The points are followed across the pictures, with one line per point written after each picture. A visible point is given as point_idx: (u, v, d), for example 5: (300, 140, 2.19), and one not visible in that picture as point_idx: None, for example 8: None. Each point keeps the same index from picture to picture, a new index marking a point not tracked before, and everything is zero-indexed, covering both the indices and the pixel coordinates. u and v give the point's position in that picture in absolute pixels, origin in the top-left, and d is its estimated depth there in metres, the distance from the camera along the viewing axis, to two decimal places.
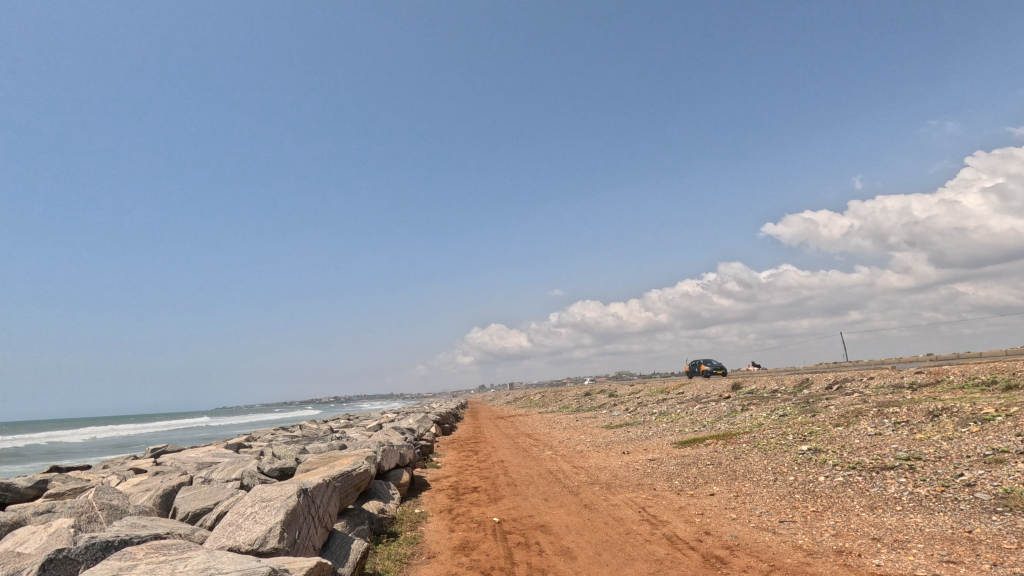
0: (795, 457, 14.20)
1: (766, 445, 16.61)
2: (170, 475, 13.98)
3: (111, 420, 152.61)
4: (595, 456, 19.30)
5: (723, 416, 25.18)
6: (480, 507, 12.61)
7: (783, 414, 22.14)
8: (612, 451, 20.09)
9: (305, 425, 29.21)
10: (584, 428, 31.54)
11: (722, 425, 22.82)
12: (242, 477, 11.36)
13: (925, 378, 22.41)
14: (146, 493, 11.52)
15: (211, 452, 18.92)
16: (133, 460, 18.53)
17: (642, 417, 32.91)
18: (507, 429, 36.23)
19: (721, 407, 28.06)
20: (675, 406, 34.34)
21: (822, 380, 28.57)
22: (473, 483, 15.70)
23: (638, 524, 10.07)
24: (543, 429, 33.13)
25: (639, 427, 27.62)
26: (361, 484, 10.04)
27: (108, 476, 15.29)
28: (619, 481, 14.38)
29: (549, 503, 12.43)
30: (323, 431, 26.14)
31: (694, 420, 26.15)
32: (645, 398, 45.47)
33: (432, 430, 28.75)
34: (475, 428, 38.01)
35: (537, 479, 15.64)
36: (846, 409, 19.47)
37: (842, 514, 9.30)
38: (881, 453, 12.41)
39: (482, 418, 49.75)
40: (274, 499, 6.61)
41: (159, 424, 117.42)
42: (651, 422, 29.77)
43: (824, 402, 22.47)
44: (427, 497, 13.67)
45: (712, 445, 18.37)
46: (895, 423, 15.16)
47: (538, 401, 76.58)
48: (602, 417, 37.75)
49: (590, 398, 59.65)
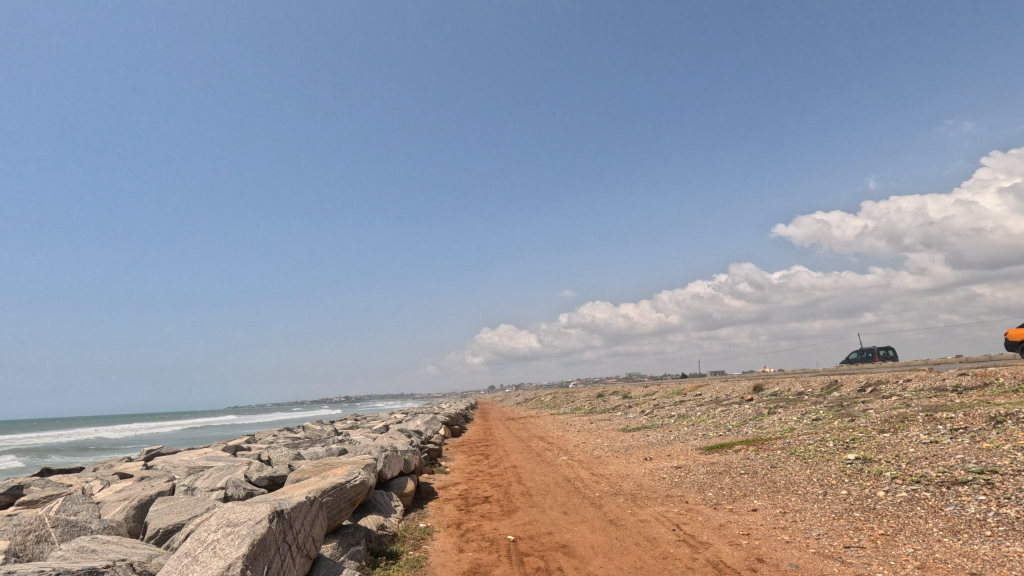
0: (842, 467, 12.75)
1: (805, 452, 15.15)
2: (154, 481, 12.86)
3: (122, 419, 153.29)
4: (615, 463, 17.93)
5: (749, 420, 23.67)
6: (493, 521, 11.32)
7: (817, 418, 20.61)
8: (633, 458, 18.69)
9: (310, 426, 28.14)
10: (599, 431, 30.13)
11: (750, 429, 21.34)
12: (227, 487, 10.18)
13: (971, 380, 20.77)
14: (121, 503, 10.39)
15: (205, 456, 17.81)
16: (122, 462, 17.47)
17: (660, 420, 31.41)
18: (518, 431, 34.90)
19: (745, 410, 26.53)
20: (694, 409, 32.80)
21: (853, 382, 26.98)
22: (484, 492, 14.41)
23: (675, 547, 8.74)
24: (556, 432, 31.78)
25: (659, 431, 26.16)
26: (356, 498, 8.82)
27: (90, 481, 14.20)
28: (645, 493, 13.02)
29: (570, 518, 11.09)
30: (326, 433, 24.98)
31: (717, 423, 24.65)
32: (662, 399, 43.94)
33: (440, 432, 27.50)
34: (485, 430, 36.70)
35: (553, 488, 14.31)
36: (888, 414, 17.94)
37: (919, 540, 7.91)
38: (947, 465, 10.96)
39: (494, 420, 48.63)
40: (239, 525, 5.37)
41: (170, 423, 117.30)
42: (671, 425, 28.30)
43: (861, 406, 20.92)
44: (433, 508, 12.43)
45: (743, 452, 16.93)
46: (952, 430, 13.66)
47: (548, 402, 75.18)
48: (617, 420, 36.29)
49: (603, 400, 58.19)
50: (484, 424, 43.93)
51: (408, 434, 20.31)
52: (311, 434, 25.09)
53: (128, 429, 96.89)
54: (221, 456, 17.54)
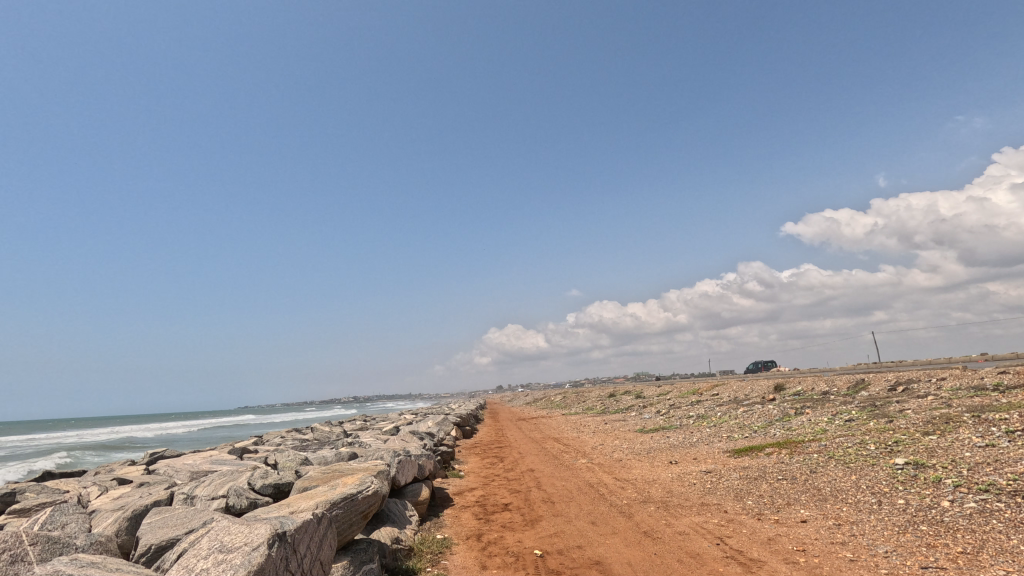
0: (893, 473, 11.75)
1: (845, 456, 14.15)
2: (153, 487, 12.11)
3: (132, 419, 153.95)
4: (638, 466, 17.00)
5: (776, 420, 22.65)
6: (516, 532, 10.44)
7: (850, 418, 19.54)
8: (657, 461, 17.73)
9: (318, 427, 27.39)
10: (615, 432, 29.21)
11: (778, 430, 20.31)
12: (228, 497, 9.36)
13: (1014, 379, 19.63)
14: (116, 513, 9.64)
15: (209, 459, 17.07)
16: (123, 466, 16.77)
17: (678, 421, 30.41)
18: (531, 432, 34.00)
19: (770, 410, 25.48)
20: (714, 409, 31.75)
21: (882, 382, 25.84)
22: (503, 499, 13.53)
23: (724, 565, 7.81)
24: (570, 433, 30.87)
25: (680, 433, 25.19)
26: (369, 511, 7.99)
27: (88, 487, 13.47)
28: (677, 500, 12.09)
29: (600, 529, 10.19)
30: (335, 435, 24.21)
31: (741, 424, 23.65)
32: (677, 399, 42.86)
33: (452, 434, 26.68)
34: (497, 431, 35.80)
35: (577, 495, 13.39)
36: (929, 415, 16.86)
37: (1009, 560, 6.94)
38: (1015, 472, 9.94)
39: (505, 420, 47.83)
40: (232, 553, 4.53)
41: (181, 423, 117.47)
42: (691, 426, 27.29)
43: (896, 406, 19.84)
44: (450, 517, 11.59)
45: (776, 455, 15.92)
46: (1009, 432, 12.63)
47: (559, 402, 74.22)
48: (632, 420, 35.32)
49: (615, 400, 57.18)
50: (496, 425, 43.02)
51: (420, 436, 19.50)
52: (320, 435, 24.32)
53: (139, 429, 96.99)
54: (226, 459, 16.78)
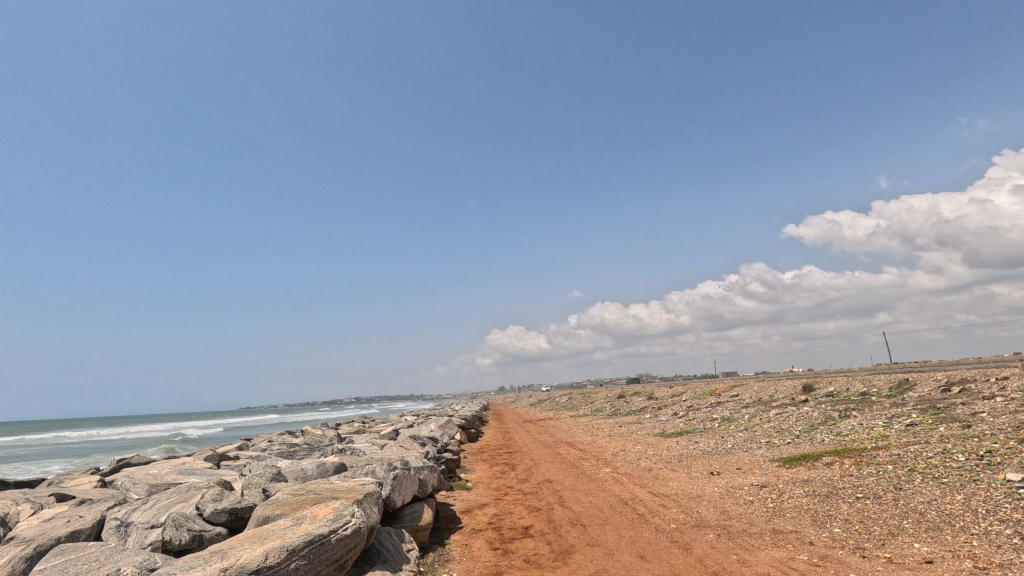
0: (1013, 493, 9.38)
1: (932, 470, 11.75)
2: (90, 508, 9.82)
3: (129, 419, 151.76)
4: (675, 478, 14.63)
5: (819, 424, 20.28)
6: (543, 570, 8.13)
7: (911, 423, 17.09)
8: (694, 472, 15.33)
9: (311, 430, 25.04)
10: (634, 436, 26.86)
11: (827, 436, 17.87)
12: (165, 529, 7.05)
13: None
14: (20, 548, 7.36)
15: (177, 469, 14.79)
16: (78, 477, 14.50)
17: (702, 424, 28.06)
18: (542, 435, 31.61)
19: (808, 413, 23.06)
20: (739, 411, 29.37)
21: (931, 383, 23.42)
22: (520, 520, 11.22)
23: None
24: (585, 437, 28.52)
25: (708, 437, 22.84)
26: (349, 556, 5.70)
27: (21, 503, 11.20)
28: (740, 526, 9.73)
29: (655, 568, 7.88)
30: (328, 439, 21.93)
31: (778, 428, 21.29)
32: (694, 401, 40.41)
33: (456, 438, 24.38)
34: (504, 435, 33.40)
35: (612, 518, 11.00)
36: (1015, 419, 14.48)
37: None
38: None
39: (511, 423, 45.27)
40: None
41: (181, 424, 115.29)
42: (718, 430, 24.91)
43: (963, 409, 17.39)
44: (459, 547, 9.27)
45: (840, 467, 13.50)
46: None
47: (565, 403, 71.79)
48: (649, 423, 32.92)
49: (626, 401, 54.80)
50: (501, 427, 40.59)
51: (421, 441, 17.19)
52: (311, 440, 21.96)
53: (132, 430, 94.69)
54: (197, 469, 14.46)
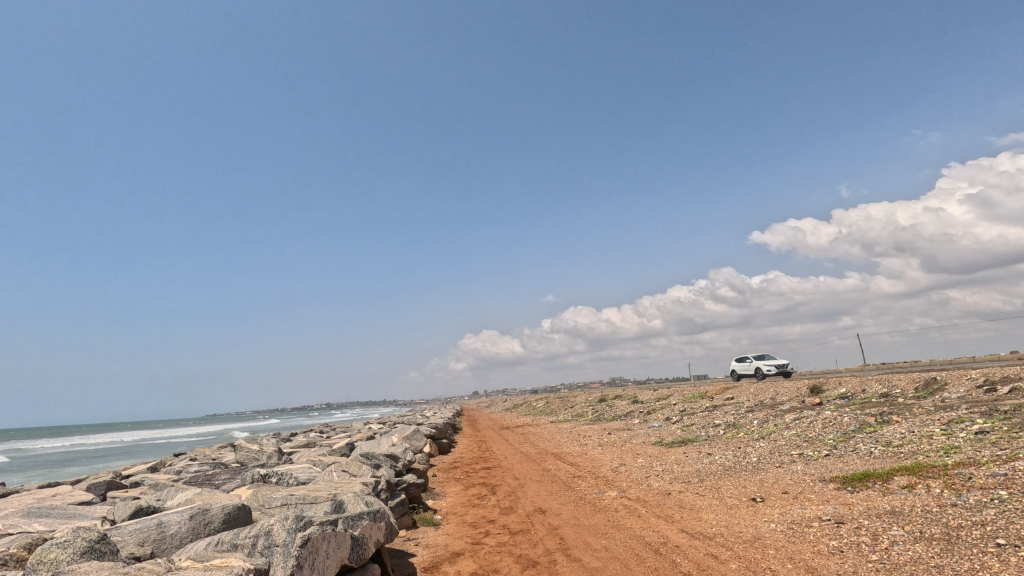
0: None
1: None
2: None
3: (72, 430, 141.73)
4: (711, 510, 11.11)
5: (856, 432, 17.12)
6: None
7: (980, 429, 13.97)
8: (729, 499, 11.87)
9: (246, 445, 20.74)
10: (629, 447, 23.36)
11: (876, 449, 14.63)
12: None
13: None
14: None
15: (23, 509, 10.53)
16: None
17: (705, 431, 24.77)
18: (523, 445, 27.84)
19: (833, 418, 19.94)
20: (745, 416, 26.17)
21: (966, 382, 20.67)
22: None
23: None
24: (572, 448, 24.92)
25: (720, 448, 19.51)
26: None
27: None
28: None
29: None
30: (264, 456, 17.77)
31: (805, 436, 18.08)
32: (686, 404, 37.40)
33: (423, 453, 20.47)
34: (480, 444, 29.63)
35: None
36: None
37: None
38: None
39: (487, 430, 41.36)
40: None
41: (130, 433, 107.57)
42: (728, 438, 21.57)
43: None
44: None
45: (928, 492, 10.22)
46: None
47: (542, 408, 68.16)
48: (643, 430, 29.49)
49: (609, 405, 51.58)
50: (477, 436, 36.66)
51: (376, 461, 13.28)
52: (242, 458, 17.79)
53: (66, 441, 86.75)
54: (52, 510, 10.28)
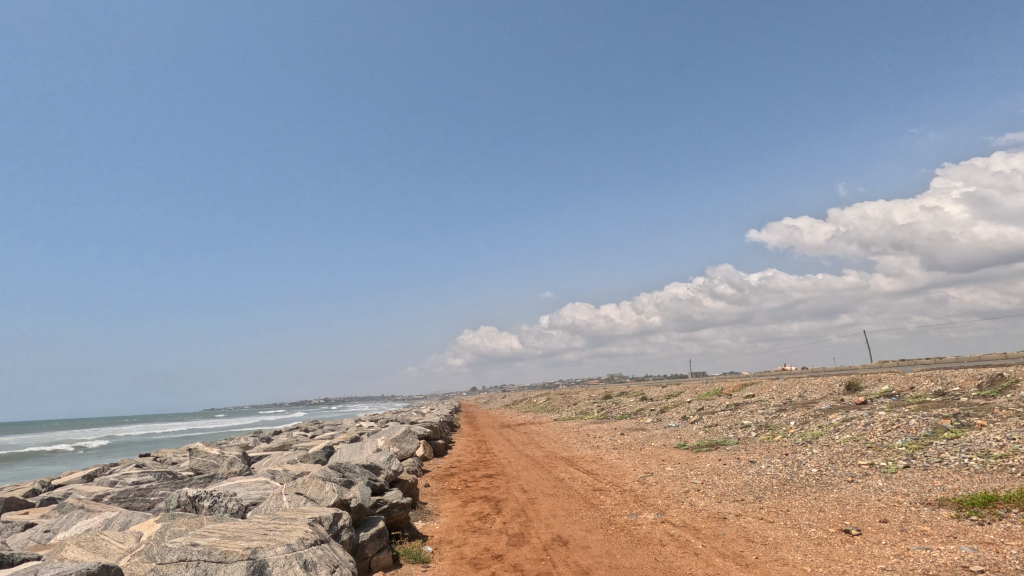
0: None
1: None
2: None
3: (59, 424, 138.43)
4: (793, 549, 8.20)
5: (934, 438, 14.21)
6: None
7: None
8: (812, 530, 9.01)
9: (207, 447, 17.70)
10: (651, 451, 20.44)
11: (973, 460, 11.80)
12: None
13: None
14: None
15: None
16: None
17: (736, 433, 21.84)
18: (527, 447, 24.89)
19: (893, 420, 17.04)
20: (778, 416, 23.24)
21: None
22: None
23: None
24: (585, 451, 22.01)
25: (762, 454, 16.61)
26: None
27: None
28: None
29: None
30: (223, 462, 14.77)
31: (867, 442, 15.20)
32: (702, 402, 34.51)
33: (413, 460, 17.50)
34: (478, 445, 26.71)
35: None
36: None
37: None
38: None
39: (486, 429, 38.32)
40: None
41: (116, 428, 104.18)
42: (767, 442, 18.69)
43: None
44: None
45: None
46: None
47: (543, 405, 65.27)
48: (660, 431, 26.51)
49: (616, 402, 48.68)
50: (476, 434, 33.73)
51: (349, 474, 10.39)
52: (197, 465, 14.81)
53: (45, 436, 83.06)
54: None
